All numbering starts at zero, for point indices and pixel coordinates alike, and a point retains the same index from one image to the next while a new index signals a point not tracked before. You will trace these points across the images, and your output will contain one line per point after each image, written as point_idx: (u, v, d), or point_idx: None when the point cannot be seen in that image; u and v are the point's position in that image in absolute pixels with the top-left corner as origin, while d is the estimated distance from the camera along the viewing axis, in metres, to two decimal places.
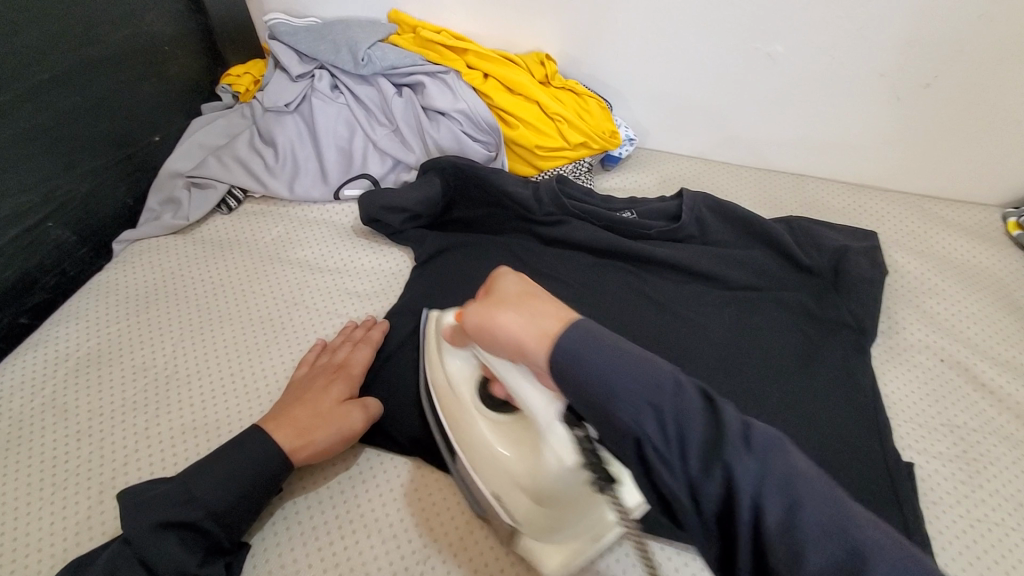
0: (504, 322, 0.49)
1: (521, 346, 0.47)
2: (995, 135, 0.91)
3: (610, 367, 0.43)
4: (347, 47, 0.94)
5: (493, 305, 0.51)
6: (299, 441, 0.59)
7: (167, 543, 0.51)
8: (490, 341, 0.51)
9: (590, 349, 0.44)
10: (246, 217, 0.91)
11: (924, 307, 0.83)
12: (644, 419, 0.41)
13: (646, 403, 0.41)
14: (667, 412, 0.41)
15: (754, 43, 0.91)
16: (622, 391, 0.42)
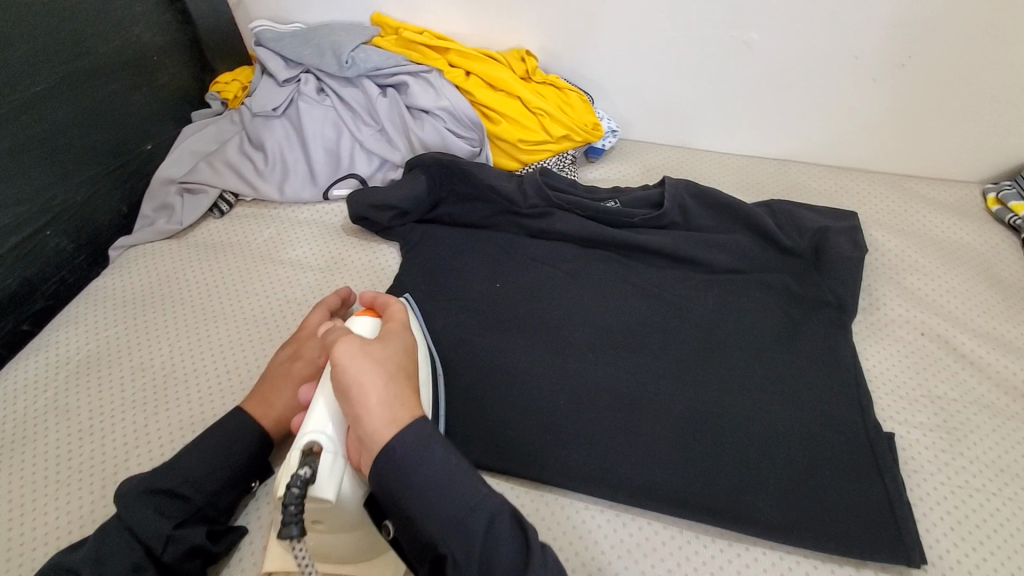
0: (366, 391, 0.49)
1: (363, 420, 0.48)
2: (970, 112, 0.93)
3: (429, 476, 0.47)
4: (331, 51, 0.97)
5: (365, 363, 0.50)
6: (259, 405, 0.64)
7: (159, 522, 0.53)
8: (339, 384, 0.50)
9: (417, 459, 0.47)
10: (238, 220, 0.93)
11: (905, 283, 0.85)
12: (455, 542, 0.45)
13: (466, 512, 0.46)
14: (481, 541, 0.45)
15: (731, 31, 0.92)
16: (438, 509, 0.46)
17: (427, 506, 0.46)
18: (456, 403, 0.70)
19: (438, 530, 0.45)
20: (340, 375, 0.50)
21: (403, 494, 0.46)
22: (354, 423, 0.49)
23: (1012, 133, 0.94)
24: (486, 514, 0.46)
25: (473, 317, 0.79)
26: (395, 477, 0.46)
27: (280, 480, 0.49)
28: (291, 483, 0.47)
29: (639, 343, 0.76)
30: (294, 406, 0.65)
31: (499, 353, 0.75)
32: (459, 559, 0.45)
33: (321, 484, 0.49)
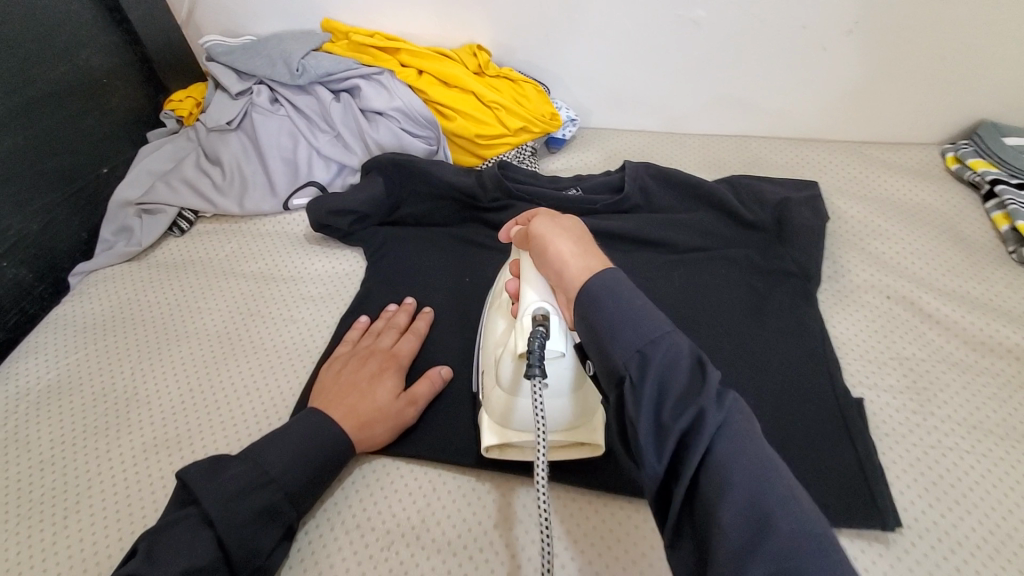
0: (557, 245, 0.53)
1: (563, 269, 0.50)
2: (922, 75, 0.93)
3: (613, 305, 0.44)
4: (282, 60, 0.96)
5: (556, 227, 0.55)
6: (361, 433, 0.62)
7: (195, 528, 0.51)
8: (541, 251, 0.54)
9: (607, 290, 0.45)
10: (198, 237, 0.92)
11: (870, 248, 0.85)
12: (628, 358, 0.41)
13: (647, 341, 0.41)
14: (657, 365, 0.40)
15: (678, 10, 0.92)
16: (618, 333, 0.42)
17: (608, 330, 0.43)
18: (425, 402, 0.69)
19: (615, 348, 0.42)
20: (537, 239, 0.56)
21: (589, 325, 0.44)
22: (554, 277, 0.52)
23: (963, 91, 0.95)
24: (666, 348, 0.41)
25: (441, 315, 0.78)
26: (586, 310, 0.45)
27: (520, 330, 0.54)
28: (532, 335, 0.50)
29: None
30: (393, 432, 0.64)
31: (468, 350, 0.74)
32: (630, 372, 0.40)
33: (552, 339, 0.52)
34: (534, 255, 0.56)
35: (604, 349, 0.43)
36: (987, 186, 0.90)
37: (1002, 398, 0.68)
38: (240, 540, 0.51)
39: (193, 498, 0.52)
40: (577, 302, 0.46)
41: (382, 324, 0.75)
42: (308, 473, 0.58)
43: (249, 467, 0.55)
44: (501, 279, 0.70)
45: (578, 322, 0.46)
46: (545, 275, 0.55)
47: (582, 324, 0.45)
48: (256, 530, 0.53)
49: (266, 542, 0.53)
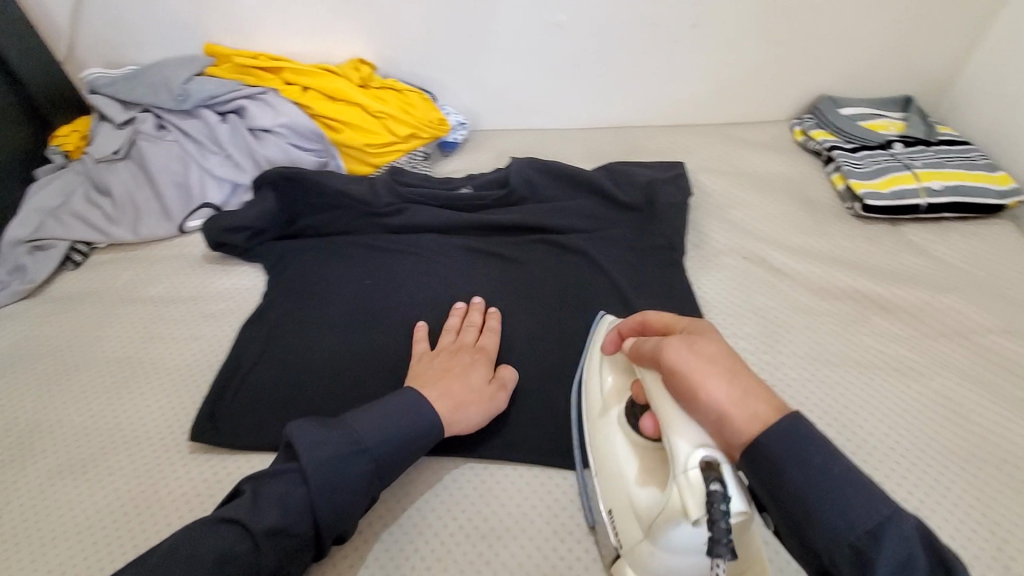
0: (708, 387, 0.45)
1: (723, 418, 0.44)
2: (762, 61, 1.06)
3: (804, 477, 0.40)
4: (164, 87, 0.97)
5: (701, 362, 0.46)
6: (458, 415, 0.63)
7: (287, 483, 0.52)
8: (678, 386, 0.47)
9: (799, 460, 0.40)
10: (93, 267, 0.92)
11: (730, 217, 0.95)
12: (836, 546, 0.38)
13: (862, 535, 0.37)
14: (887, 560, 0.36)
15: (542, 16, 0.99)
16: (820, 518, 0.39)
17: (811, 522, 0.39)
18: (328, 400, 0.72)
19: (822, 540, 0.38)
20: (675, 376, 0.48)
21: (780, 494, 0.41)
22: (710, 425, 0.45)
23: (801, 72, 1.08)
24: (894, 536, 0.37)
25: (343, 317, 0.81)
26: (772, 473, 0.41)
27: (674, 468, 0.46)
28: (711, 498, 0.43)
29: (503, 311, 0.81)
30: (484, 418, 0.66)
31: (369, 345, 0.78)
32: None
33: (731, 499, 0.44)
34: (664, 381, 0.50)
35: (803, 530, 0.40)
36: (827, 153, 1.02)
37: (838, 332, 0.79)
38: (325, 503, 0.52)
39: (293, 455, 0.53)
40: (757, 473, 0.42)
41: (460, 321, 0.77)
42: (400, 448, 0.57)
43: (344, 436, 0.55)
44: (606, 384, 0.64)
45: (758, 486, 0.42)
46: (693, 418, 0.47)
47: (768, 495, 0.42)
48: (345, 494, 0.53)
49: (354, 506, 0.54)
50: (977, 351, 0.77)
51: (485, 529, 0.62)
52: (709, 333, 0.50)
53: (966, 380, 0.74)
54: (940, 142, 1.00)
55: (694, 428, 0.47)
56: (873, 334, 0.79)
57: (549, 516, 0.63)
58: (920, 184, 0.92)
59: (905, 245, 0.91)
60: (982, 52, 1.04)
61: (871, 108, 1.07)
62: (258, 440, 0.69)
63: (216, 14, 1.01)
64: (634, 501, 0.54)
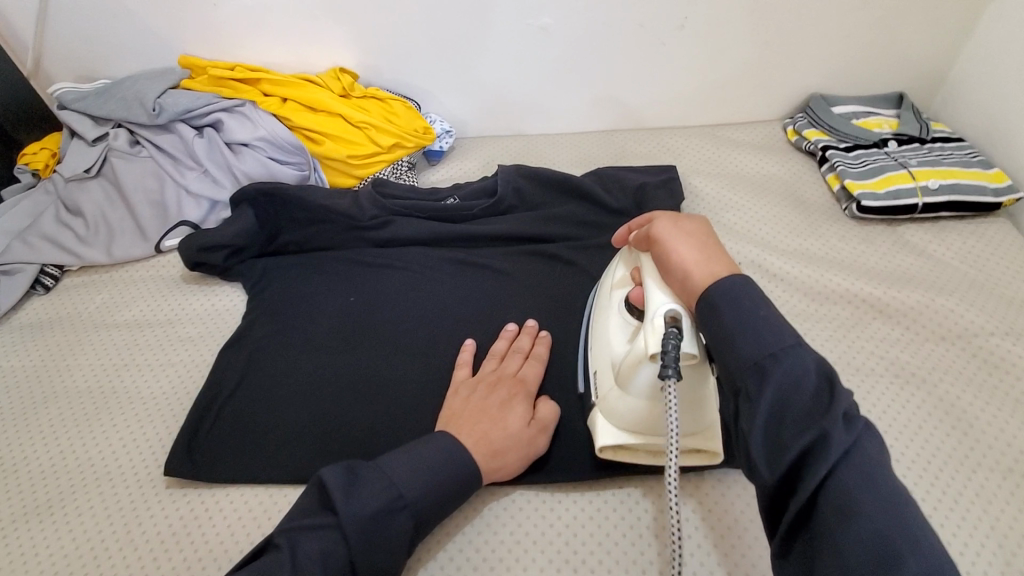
0: (680, 252, 0.53)
1: (687, 275, 0.51)
2: (753, 61, 1.03)
3: (743, 317, 0.46)
4: (137, 101, 0.93)
5: (678, 234, 0.55)
6: (494, 463, 0.60)
7: (320, 540, 0.50)
8: (659, 253, 0.55)
9: (734, 299, 0.47)
10: (65, 292, 0.88)
11: (724, 221, 0.92)
12: (746, 370, 0.44)
13: (766, 354, 0.43)
14: (777, 369, 0.42)
15: (525, 20, 0.97)
16: (743, 344, 0.44)
17: (727, 346, 0.45)
18: (312, 426, 0.69)
19: (735, 363, 0.45)
20: (659, 245, 0.56)
21: (715, 330, 0.47)
22: (677, 284, 0.53)
23: (792, 70, 1.05)
24: (790, 358, 0.43)
25: (327, 338, 0.78)
26: (712, 312, 0.48)
27: (646, 317, 0.55)
28: (666, 336, 0.51)
29: (493, 326, 0.78)
30: (521, 463, 0.62)
31: (354, 367, 0.75)
32: (749, 389, 0.43)
33: (686, 341, 0.52)
34: (653, 255, 0.57)
35: (725, 352, 0.46)
36: (820, 152, 1.00)
37: (838, 338, 0.77)
38: (365, 560, 0.51)
39: (329, 509, 0.51)
40: (701, 313, 0.49)
41: (505, 346, 0.73)
42: (439, 499, 0.56)
43: (386, 488, 0.53)
44: (617, 275, 0.68)
45: (708, 337, 0.48)
46: (668, 284, 0.55)
47: (713, 344, 0.47)
48: (385, 548, 0.52)
49: (391, 561, 0.52)
50: (981, 355, 0.75)
51: (479, 560, 0.61)
52: (699, 220, 0.57)
53: (971, 386, 0.72)
54: (935, 139, 0.98)
55: (666, 291, 0.55)
56: (874, 339, 0.77)
57: (544, 543, 0.62)
58: (918, 182, 0.90)
59: (902, 246, 0.89)
60: (975, 46, 1.02)
61: (865, 105, 1.05)
62: (238, 473, 0.66)
63: (189, 24, 0.98)
64: (614, 358, 0.62)
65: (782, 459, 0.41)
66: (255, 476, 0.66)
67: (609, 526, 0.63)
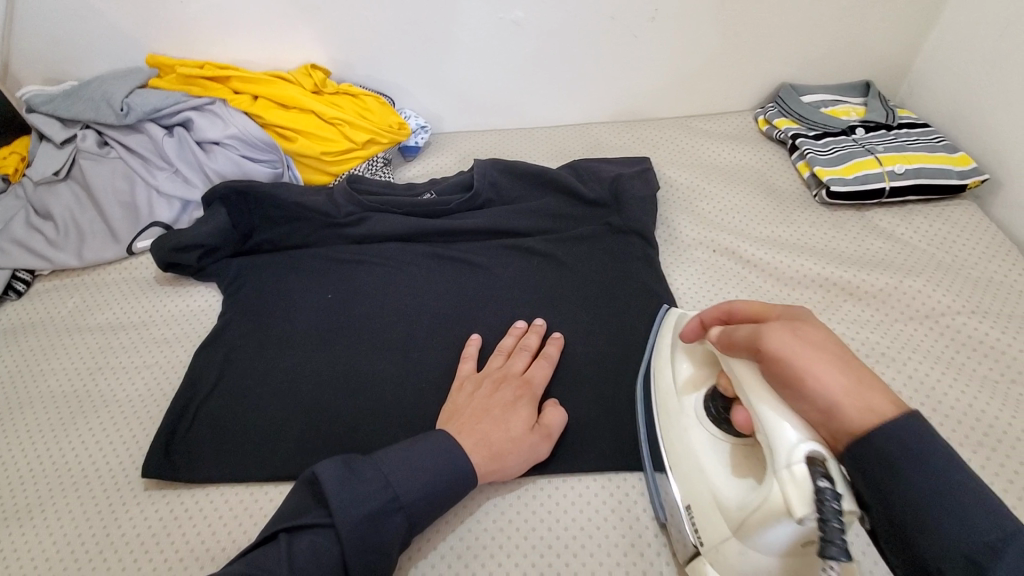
0: (819, 376, 0.45)
1: (835, 408, 0.44)
2: (724, 50, 1.05)
3: (935, 486, 0.39)
4: (105, 101, 0.92)
5: (806, 347, 0.47)
6: (494, 465, 0.60)
7: (312, 540, 0.51)
8: (782, 373, 0.48)
9: (916, 460, 0.40)
10: (37, 297, 0.87)
11: (698, 210, 0.94)
12: (951, 561, 0.37)
13: (978, 544, 0.37)
14: (998, 551, 0.36)
15: (498, 13, 0.97)
16: (945, 534, 0.38)
17: (925, 531, 0.38)
18: (291, 424, 0.69)
19: (935, 553, 0.38)
20: (778, 364, 0.48)
21: (895, 514, 0.40)
22: (814, 414, 0.46)
23: (761, 61, 1.07)
24: (1012, 546, 0.36)
25: (305, 335, 0.78)
26: (884, 472, 0.41)
27: (775, 458, 0.47)
28: (821, 495, 0.43)
29: (472, 318, 0.79)
30: (521, 467, 0.62)
31: (332, 364, 0.74)
32: None
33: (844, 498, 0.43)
34: (763, 370, 0.50)
35: (913, 541, 0.39)
36: (790, 141, 1.02)
37: None
38: (359, 561, 0.51)
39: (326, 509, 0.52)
40: (865, 468, 0.42)
41: (513, 343, 0.73)
42: (430, 497, 0.56)
43: (379, 487, 0.54)
44: (683, 374, 0.64)
45: (870, 492, 0.42)
46: (791, 406, 0.48)
47: (869, 491, 0.42)
48: (379, 549, 0.52)
49: (388, 562, 0.53)
50: (950, 334, 0.77)
51: (463, 549, 0.61)
52: (810, 322, 0.50)
53: (938, 363, 0.74)
54: (901, 125, 1.01)
55: (790, 415, 0.48)
56: (845, 321, 0.79)
57: (526, 530, 0.62)
58: (884, 167, 0.92)
59: (871, 230, 0.91)
60: (936, 33, 1.05)
61: (833, 94, 1.07)
62: (218, 472, 0.66)
63: (156, 23, 0.96)
64: (721, 496, 0.54)
65: None
66: (235, 475, 0.66)
67: (591, 511, 0.64)
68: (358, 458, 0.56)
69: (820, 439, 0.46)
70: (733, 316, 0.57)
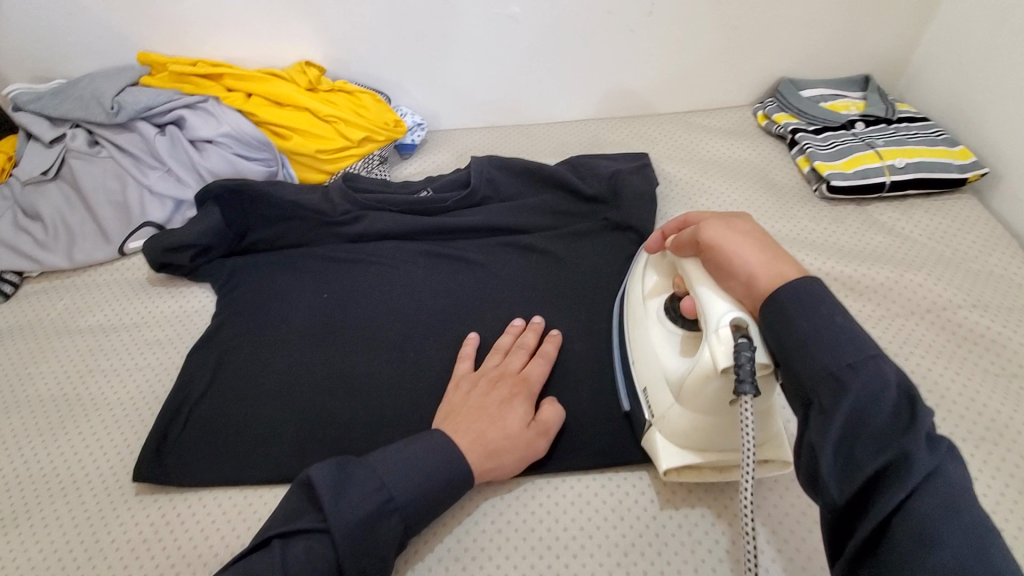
0: (742, 257, 0.50)
1: (753, 277, 0.48)
2: (722, 45, 1.04)
3: (824, 324, 0.42)
4: (94, 100, 0.90)
5: (735, 233, 0.51)
6: (493, 465, 0.59)
7: (306, 544, 0.49)
8: (714, 255, 0.52)
9: (811, 308, 0.44)
10: (26, 299, 0.85)
11: (697, 205, 0.93)
12: (819, 383, 0.41)
13: (845, 367, 0.40)
14: (862, 377, 0.40)
15: (494, 8, 0.96)
16: (819, 359, 0.41)
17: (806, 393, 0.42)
18: (285, 425, 0.68)
19: (810, 378, 0.42)
20: (712, 248, 0.52)
21: (785, 348, 0.44)
22: (739, 289, 0.50)
23: (760, 55, 1.06)
24: (876, 376, 0.40)
25: (299, 335, 0.76)
26: (783, 320, 0.44)
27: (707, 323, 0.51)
28: (739, 347, 0.47)
29: (470, 317, 0.78)
30: (520, 466, 0.61)
31: (327, 364, 0.73)
32: (823, 403, 0.40)
33: (758, 351, 0.47)
34: (702, 256, 0.54)
35: (797, 370, 0.43)
36: (790, 136, 1.01)
37: None
38: (355, 565, 0.50)
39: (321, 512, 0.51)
40: (767, 320, 0.46)
41: (511, 341, 0.72)
42: (428, 498, 0.54)
43: (375, 489, 0.52)
44: (648, 280, 0.67)
45: (774, 344, 0.45)
46: (721, 285, 0.52)
47: (778, 347, 0.45)
48: (375, 552, 0.51)
49: (385, 565, 0.52)
50: (953, 329, 0.76)
51: (461, 552, 0.60)
52: (747, 218, 0.54)
53: (942, 358, 0.73)
54: (901, 119, 1.00)
55: (721, 292, 0.52)
56: None
57: (526, 531, 0.61)
58: (884, 161, 0.92)
59: (872, 224, 0.90)
60: (933, 28, 1.04)
61: (832, 89, 1.07)
62: (211, 476, 0.64)
63: (147, 20, 0.95)
64: (666, 372, 0.58)
65: (854, 482, 0.38)
66: (228, 479, 0.64)
67: (591, 510, 0.62)
68: (354, 460, 0.55)
69: (745, 310, 0.50)
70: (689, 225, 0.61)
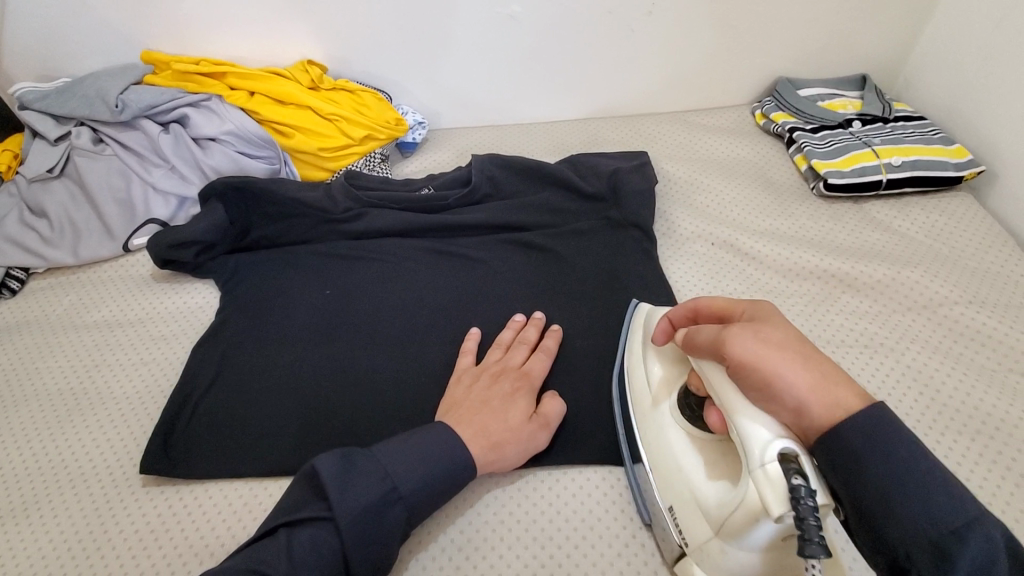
0: (786, 376, 0.47)
1: (805, 409, 0.46)
2: (721, 44, 1.05)
3: (892, 464, 0.42)
4: (99, 98, 0.91)
5: (767, 347, 0.49)
6: (493, 456, 0.60)
7: (311, 534, 0.50)
8: (750, 376, 0.48)
9: (877, 447, 0.43)
10: (32, 295, 0.86)
11: (695, 203, 0.94)
12: (907, 524, 0.40)
13: (934, 524, 0.40)
14: (950, 524, 0.39)
15: (495, 8, 0.96)
16: (897, 501, 0.41)
17: (885, 505, 0.41)
18: (289, 419, 0.69)
19: (895, 526, 0.41)
20: (746, 368, 0.49)
21: (857, 494, 0.43)
22: (786, 414, 0.47)
23: (758, 55, 1.07)
24: (958, 515, 0.40)
25: (302, 331, 0.77)
26: (847, 463, 0.43)
27: (750, 460, 0.46)
28: (796, 495, 0.42)
29: (471, 313, 0.79)
30: (520, 458, 0.62)
31: (330, 359, 0.74)
32: (914, 555, 0.40)
33: (814, 488, 0.44)
34: (730, 373, 0.51)
35: (873, 515, 0.42)
36: (787, 134, 1.02)
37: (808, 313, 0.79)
38: (359, 554, 0.51)
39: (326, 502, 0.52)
40: (829, 455, 0.44)
41: (511, 336, 0.73)
42: (430, 490, 0.55)
43: (378, 479, 0.53)
44: (654, 374, 0.64)
45: (840, 483, 0.44)
46: (762, 405, 0.49)
47: (844, 488, 0.43)
48: (378, 542, 0.52)
49: (388, 555, 0.53)
50: (949, 325, 0.77)
51: (464, 542, 0.61)
52: (775, 323, 0.51)
53: (936, 353, 0.74)
54: (897, 117, 1.01)
55: (762, 417, 0.48)
56: (844, 312, 0.79)
57: (527, 523, 0.62)
58: (881, 159, 0.93)
59: (868, 222, 0.91)
60: (930, 28, 1.05)
61: (829, 88, 1.08)
62: (216, 469, 0.65)
63: (151, 19, 0.95)
64: (700, 497, 0.54)
65: None
66: (234, 471, 0.65)
67: (591, 503, 0.63)
68: (358, 451, 0.56)
69: (791, 436, 0.47)
70: (699, 315, 0.60)
